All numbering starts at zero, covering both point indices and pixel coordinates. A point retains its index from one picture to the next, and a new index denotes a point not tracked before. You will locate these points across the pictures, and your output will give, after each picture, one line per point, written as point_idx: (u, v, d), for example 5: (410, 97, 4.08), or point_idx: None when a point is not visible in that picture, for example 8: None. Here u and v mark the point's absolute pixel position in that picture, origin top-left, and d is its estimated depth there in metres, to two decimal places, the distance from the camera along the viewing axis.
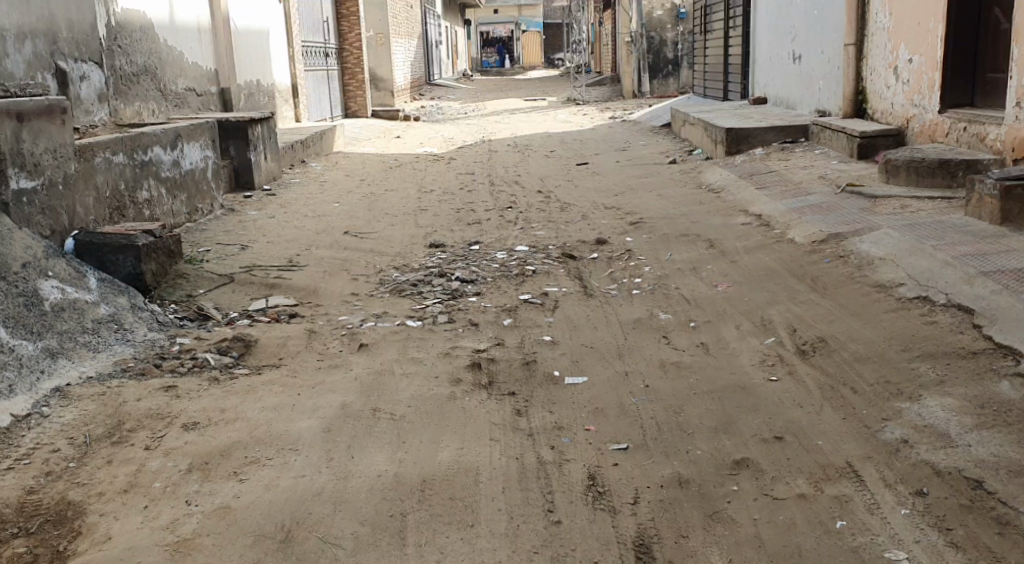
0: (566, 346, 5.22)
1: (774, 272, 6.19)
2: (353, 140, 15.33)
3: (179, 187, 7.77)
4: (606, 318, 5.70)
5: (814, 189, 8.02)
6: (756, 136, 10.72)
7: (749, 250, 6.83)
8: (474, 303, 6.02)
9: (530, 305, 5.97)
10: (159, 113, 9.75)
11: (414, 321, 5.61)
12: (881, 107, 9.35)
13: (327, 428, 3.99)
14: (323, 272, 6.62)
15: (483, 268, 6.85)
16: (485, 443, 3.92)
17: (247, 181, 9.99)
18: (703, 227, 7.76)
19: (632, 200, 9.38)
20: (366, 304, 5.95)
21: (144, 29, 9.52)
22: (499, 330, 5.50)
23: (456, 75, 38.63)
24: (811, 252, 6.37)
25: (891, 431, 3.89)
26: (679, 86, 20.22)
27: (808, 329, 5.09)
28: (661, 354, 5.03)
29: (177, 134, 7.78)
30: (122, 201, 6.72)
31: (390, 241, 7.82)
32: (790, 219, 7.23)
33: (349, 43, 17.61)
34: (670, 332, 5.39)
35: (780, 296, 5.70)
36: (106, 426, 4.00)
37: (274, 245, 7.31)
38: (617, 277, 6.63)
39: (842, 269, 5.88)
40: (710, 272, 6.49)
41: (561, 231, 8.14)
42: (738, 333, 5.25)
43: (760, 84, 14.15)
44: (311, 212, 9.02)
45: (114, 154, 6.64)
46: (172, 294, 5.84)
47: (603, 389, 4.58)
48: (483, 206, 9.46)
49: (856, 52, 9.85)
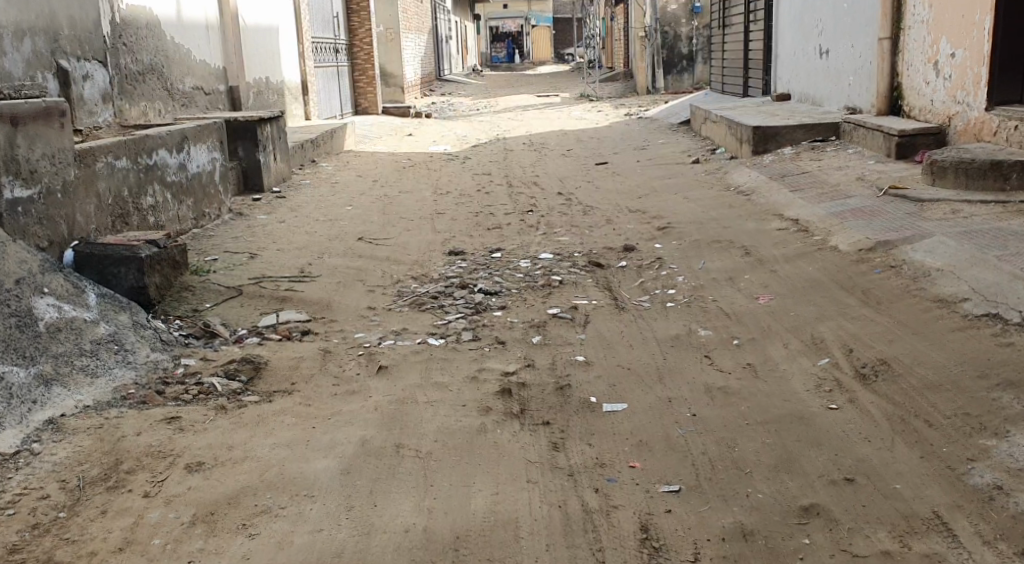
0: (601, 367, 4.82)
1: (820, 283, 5.79)
2: (366, 139, 14.96)
3: (186, 191, 7.40)
4: (642, 335, 5.31)
5: (853, 192, 7.61)
6: (785, 135, 10.29)
7: (789, 258, 6.43)
8: (499, 318, 5.63)
9: (559, 320, 5.58)
10: (166, 113, 9.38)
11: (435, 339, 5.22)
12: (919, 104, 8.93)
13: (345, 468, 3.61)
14: (337, 283, 6.24)
15: (506, 278, 6.47)
16: (522, 487, 3.56)
17: (256, 183, 9.61)
18: (736, 232, 7.36)
19: (658, 203, 8.97)
20: (384, 320, 5.57)
21: (150, 27, 9.14)
22: (527, 348, 5.11)
23: (466, 71, 38.33)
24: (858, 261, 5.98)
25: (980, 474, 3.57)
26: (694, 82, 19.82)
27: (866, 349, 4.70)
28: (705, 377, 4.64)
29: (184, 135, 7.40)
30: (125, 208, 6.34)
31: (406, 248, 7.44)
32: (831, 224, 6.82)
33: (359, 40, 17.22)
34: (713, 351, 5.00)
35: (830, 311, 5.30)
36: (101, 467, 3.62)
37: (285, 254, 6.94)
38: (649, 288, 6.23)
39: (895, 281, 5.49)
40: (749, 283, 6.10)
41: (586, 237, 7.74)
42: (788, 353, 4.85)
43: (783, 80, 13.73)
44: (323, 216, 8.66)
45: (118, 159, 6.27)
46: (177, 309, 5.47)
47: (646, 417, 4.19)
48: (501, 209, 9.07)
49: (891, 47, 9.42)
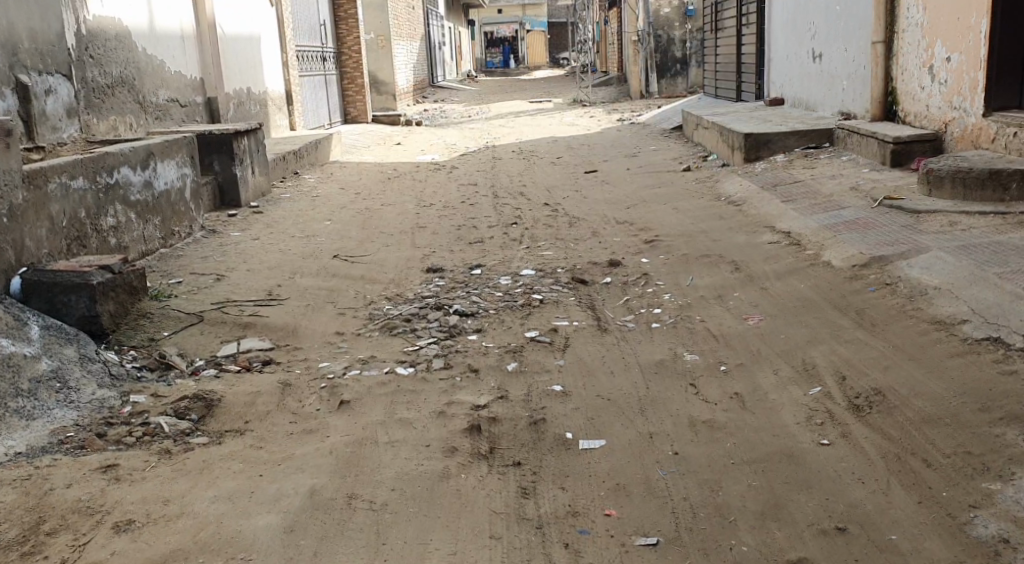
0: (579, 398, 4.52)
1: (812, 303, 5.49)
2: (352, 148, 14.67)
3: (152, 210, 7.09)
4: (623, 359, 5.02)
5: (847, 203, 7.31)
6: (777, 142, 10.01)
7: (780, 274, 6.14)
8: (473, 342, 5.32)
9: (536, 344, 5.27)
10: (138, 127, 9.08)
11: (404, 368, 4.91)
12: (914, 109, 8.65)
13: (288, 525, 3.42)
14: (306, 306, 5.95)
15: (485, 298, 6.17)
16: (482, 545, 3.37)
17: (233, 198, 9.32)
18: (725, 245, 7.06)
19: (646, 214, 8.69)
20: (352, 346, 5.27)
21: (120, 38, 8.85)
22: (501, 377, 4.81)
23: (460, 76, 38.09)
24: (852, 278, 5.69)
25: (983, 525, 3.35)
26: (688, 86, 19.51)
27: (860, 376, 4.41)
28: (689, 407, 4.35)
29: (149, 151, 7.09)
30: (83, 230, 6.06)
31: (383, 265, 7.14)
32: (824, 238, 6.52)
33: (347, 47, 16.94)
34: (698, 378, 4.70)
35: (822, 333, 5.01)
36: (20, 528, 3.39)
37: (253, 275, 6.63)
38: (634, 308, 5.93)
39: (891, 300, 5.19)
40: (738, 301, 5.80)
41: (570, 252, 7.44)
42: (778, 381, 4.55)
43: (776, 83, 13.43)
44: (299, 232, 8.35)
45: (74, 179, 5.99)
46: (132, 339, 5.21)
47: (624, 456, 3.91)
48: (486, 222, 8.77)
49: (885, 50, 9.13)
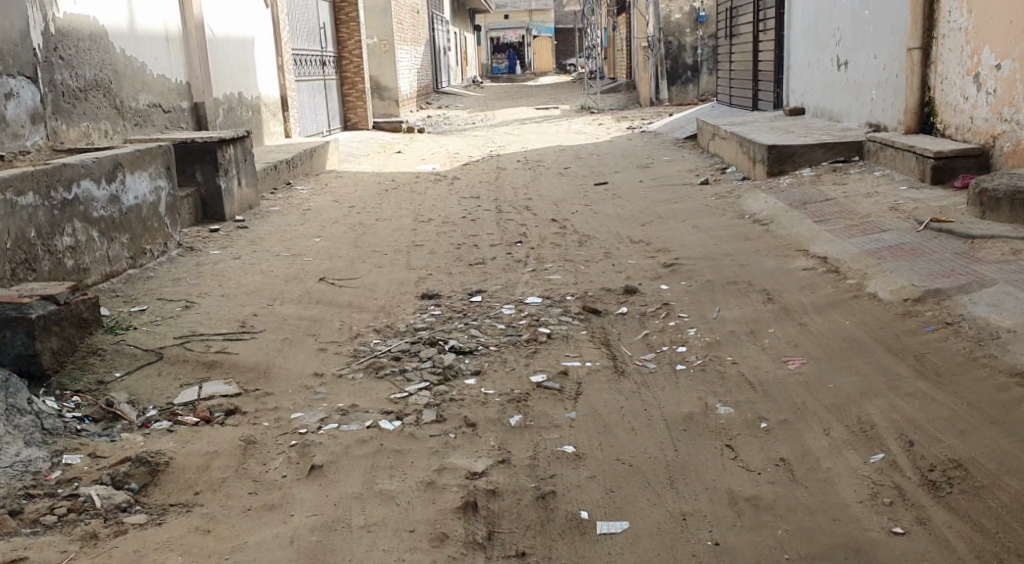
0: (595, 461, 3.83)
1: (860, 343, 4.77)
2: (350, 156, 13.95)
3: (119, 227, 6.40)
4: (645, 410, 4.31)
5: (888, 224, 6.58)
6: (802, 154, 9.29)
7: (819, 307, 5.42)
8: (471, 388, 4.59)
9: (542, 391, 4.54)
10: (114, 135, 8.38)
11: (390, 421, 4.19)
12: (956, 121, 7.92)
13: None
14: (283, 339, 5.25)
15: (486, 331, 5.46)
16: None
17: (216, 212, 8.61)
18: (754, 271, 6.35)
19: (662, 233, 7.97)
20: (332, 392, 4.56)
21: (95, 38, 8.16)
22: (502, 434, 4.09)
23: (466, 84, 37.36)
24: (905, 314, 4.97)
25: None
26: (699, 93, 18.78)
27: (931, 441, 3.73)
28: (726, 474, 3.69)
29: (117, 161, 6.40)
30: (32, 251, 5.46)
31: (374, 290, 6.43)
32: (867, 265, 5.79)
33: (347, 51, 16.25)
34: (736, 438, 3.99)
35: (877, 384, 4.28)
36: None
37: (228, 301, 5.94)
38: (654, 345, 5.21)
39: (954, 344, 4.46)
40: (774, 339, 5.09)
41: (581, 275, 6.73)
42: (830, 442, 3.84)
43: (797, 93, 12.70)
44: (286, 250, 7.67)
45: (22, 194, 5.39)
46: (77, 382, 4.54)
47: (653, 547, 3.37)
48: (487, 240, 8.05)
49: (922, 57, 8.38)
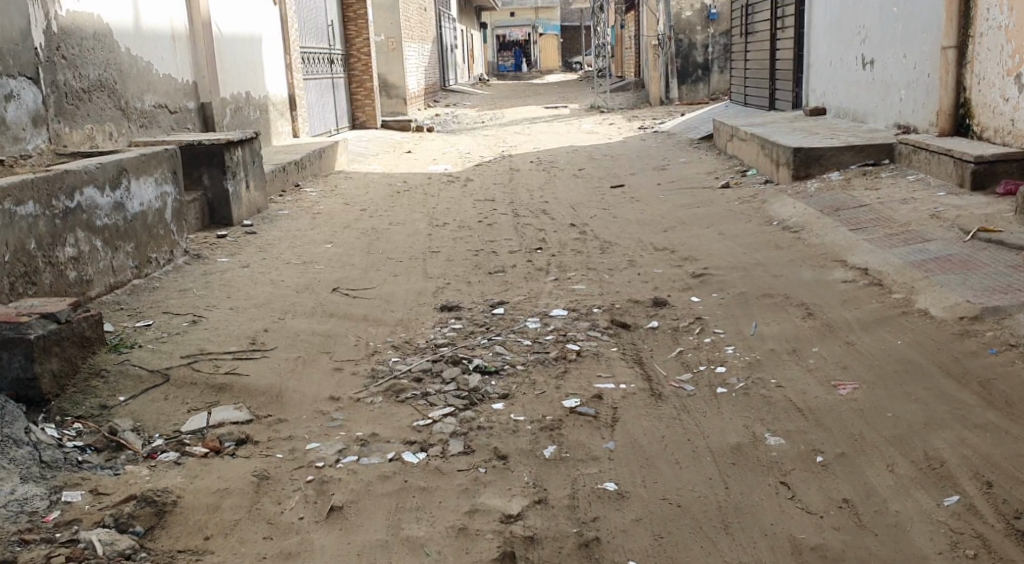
0: (641, 501, 3.58)
1: (916, 364, 4.46)
2: (358, 156, 13.62)
3: (124, 235, 6.09)
4: (688, 438, 3.99)
5: (931, 233, 6.26)
6: (830, 157, 8.94)
7: (866, 324, 5.10)
8: (499, 414, 4.26)
9: (576, 417, 4.21)
10: (118, 137, 8.07)
11: (413, 454, 3.88)
12: (994, 124, 7.59)
13: None
14: (297, 358, 4.95)
15: (512, 347, 5.13)
16: None
17: (223, 216, 8.30)
18: (789, 282, 6.04)
19: (689, 240, 7.64)
20: (349, 418, 4.24)
21: (99, 37, 7.84)
22: (536, 467, 3.78)
23: (473, 82, 36.92)
24: (961, 333, 4.66)
25: None
26: (710, 92, 18.44)
27: (1011, 484, 3.53)
28: (786, 519, 3.46)
29: (121, 167, 6.08)
30: (32, 264, 5.15)
31: (389, 301, 6.11)
32: (913, 278, 5.47)
33: (356, 49, 15.92)
34: (791, 474, 3.69)
35: (940, 413, 3.98)
36: None
37: (238, 315, 5.64)
38: (691, 364, 4.88)
39: (1021, 371, 4.18)
40: (820, 358, 4.78)
41: (606, 284, 6.41)
42: (896, 482, 3.60)
43: (817, 92, 12.37)
44: (296, 257, 7.36)
45: (20, 204, 5.09)
46: (79, 407, 4.23)
47: None
48: (505, 247, 7.73)
49: (956, 56, 8.03)
